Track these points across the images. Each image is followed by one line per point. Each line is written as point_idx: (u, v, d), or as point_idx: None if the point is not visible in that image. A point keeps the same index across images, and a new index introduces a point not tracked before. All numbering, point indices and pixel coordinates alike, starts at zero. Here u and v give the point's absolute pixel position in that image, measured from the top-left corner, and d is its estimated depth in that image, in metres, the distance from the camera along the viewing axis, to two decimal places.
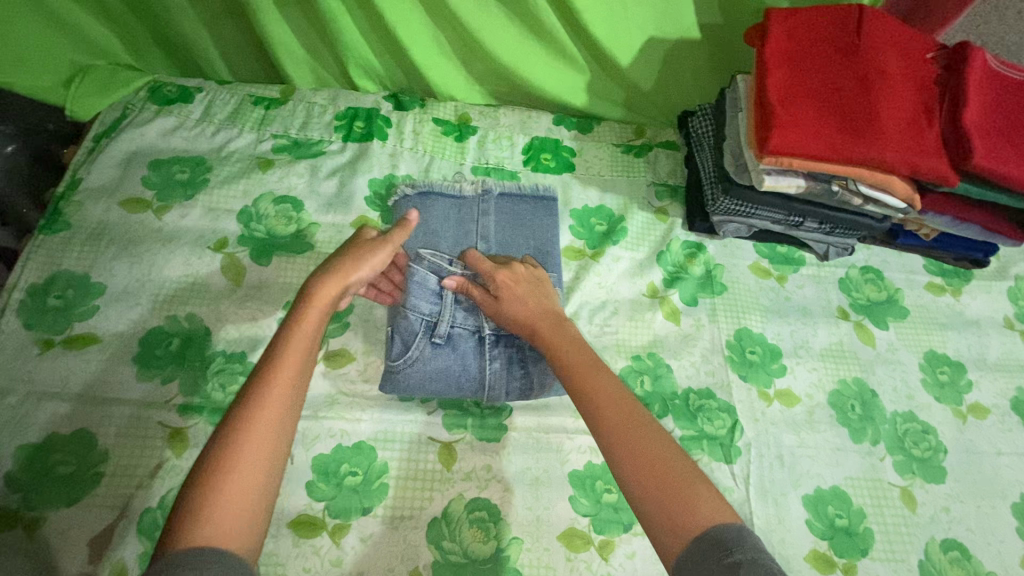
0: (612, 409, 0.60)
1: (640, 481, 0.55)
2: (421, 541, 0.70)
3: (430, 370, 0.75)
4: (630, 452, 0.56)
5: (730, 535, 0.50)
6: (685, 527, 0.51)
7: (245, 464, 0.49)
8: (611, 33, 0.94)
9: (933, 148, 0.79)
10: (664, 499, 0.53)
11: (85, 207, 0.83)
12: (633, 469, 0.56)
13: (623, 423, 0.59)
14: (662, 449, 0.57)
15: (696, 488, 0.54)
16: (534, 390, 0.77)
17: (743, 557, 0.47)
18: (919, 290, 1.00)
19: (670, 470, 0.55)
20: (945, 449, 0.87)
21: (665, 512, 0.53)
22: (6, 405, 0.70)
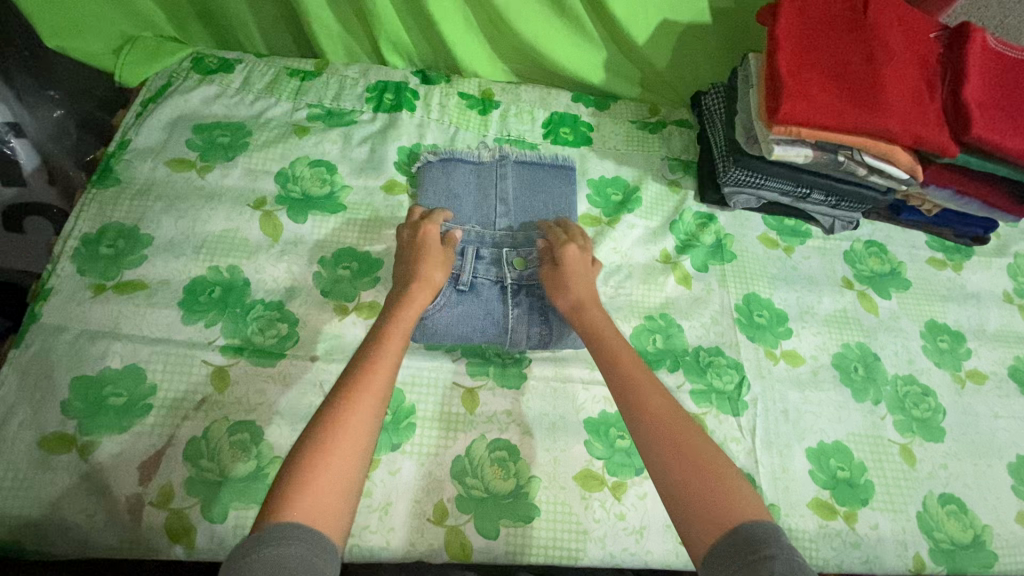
0: (657, 410, 0.62)
1: (677, 473, 0.57)
2: (446, 476, 0.75)
3: (456, 313, 0.80)
4: (668, 444, 0.59)
5: (765, 532, 0.51)
6: (718, 520, 0.53)
7: (345, 450, 0.54)
8: (630, 12, 0.99)
9: (935, 120, 0.83)
10: (701, 494, 0.55)
11: (134, 165, 0.88)
12: (670, 460, 0.58)
13: (663, 420, 0.61)
14: (703, 446, 0.59)
15: (733, 485, 0.56)
16: (554, 337, 0.82)
17: (777, 551, 0.48)
18: (921, 264, 1.04)
19: (711, 469, 0.57)
20: (944, 411, 0.91)
21: (702, 507, 0.54)
22: (62, 340, 0.75)
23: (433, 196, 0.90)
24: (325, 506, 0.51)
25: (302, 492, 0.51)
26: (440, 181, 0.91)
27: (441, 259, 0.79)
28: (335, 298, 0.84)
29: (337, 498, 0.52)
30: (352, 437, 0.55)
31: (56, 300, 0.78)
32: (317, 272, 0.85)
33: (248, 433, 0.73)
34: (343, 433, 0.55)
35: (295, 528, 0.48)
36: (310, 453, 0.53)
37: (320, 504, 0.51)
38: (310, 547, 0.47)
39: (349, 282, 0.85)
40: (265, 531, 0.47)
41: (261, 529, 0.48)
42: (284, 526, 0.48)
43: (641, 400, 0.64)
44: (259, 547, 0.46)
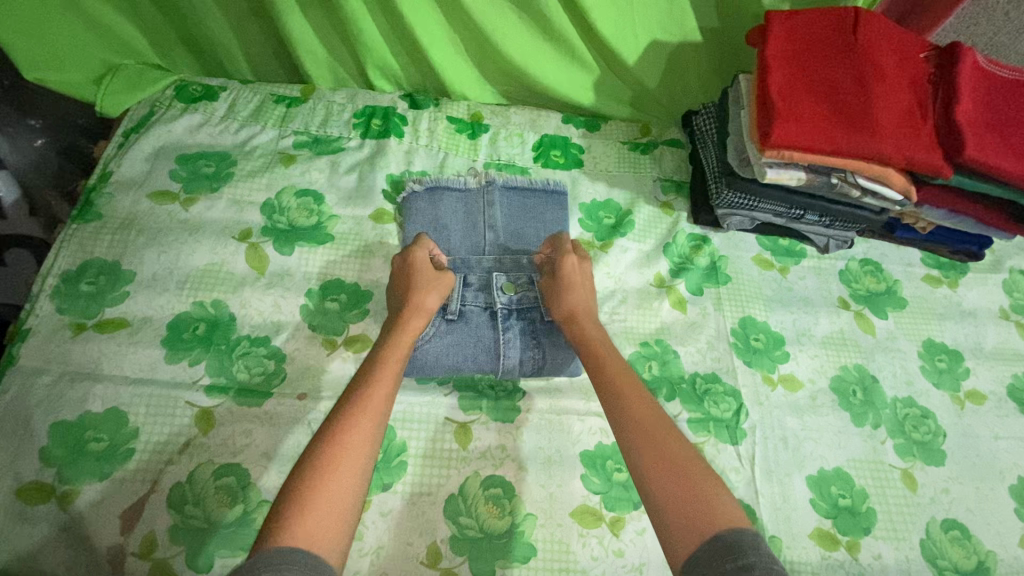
0: (642, 418, 0.63)
1: (662, 483, 0.57)
2: (439, 516, 0.73)
3: (446, 343, 0.79)
4: (653, 454, 0.59)
5: (743, 539, 0.50)
6: (699, 529, 0.53)
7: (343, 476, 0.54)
8: (620, 34, 0.98)
9: (928, 142, 0.82)
10: (685, 505, 0.55)
11: (116, 198, 0.86)
12: (654, 469, 0.58)
13: (648, 429, 0.62)
14: (687, 453, 0.59)
15: (716, 493, 0.56)
16: (547, 361, 0.80)
17: (753, 558, 0.48)
18: (917, 282, 1.03)
19: (690, 476, 0.57)
20: (944, 433, 0.90)
21: (681, 514, 0.54)
22: (41, 383, 0.73)
23: (421, 229, 0.88)
24: (325, 530, 0.50)
25: (302, 515, 0.50)
26: (427, 213, 0.89)
27: (439, 284, 0.78)
28: (324, 331, 0.82)
29: (337, 522, 0.51)
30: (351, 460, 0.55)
31: (34, 341, 0.75)
32: (305, 305, 0.83)
33: (234, 477, 0.71)
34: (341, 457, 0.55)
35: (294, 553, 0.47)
36: (310, 477, 0.53)
37: (319, 528, 0.50)
38: (309, 573, 0.46)
39: (337, 315, 0.83)
40: (264, 554, 0.46)
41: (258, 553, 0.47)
42: (283, 550, 0.47)
43: (626, 412, 0.64)
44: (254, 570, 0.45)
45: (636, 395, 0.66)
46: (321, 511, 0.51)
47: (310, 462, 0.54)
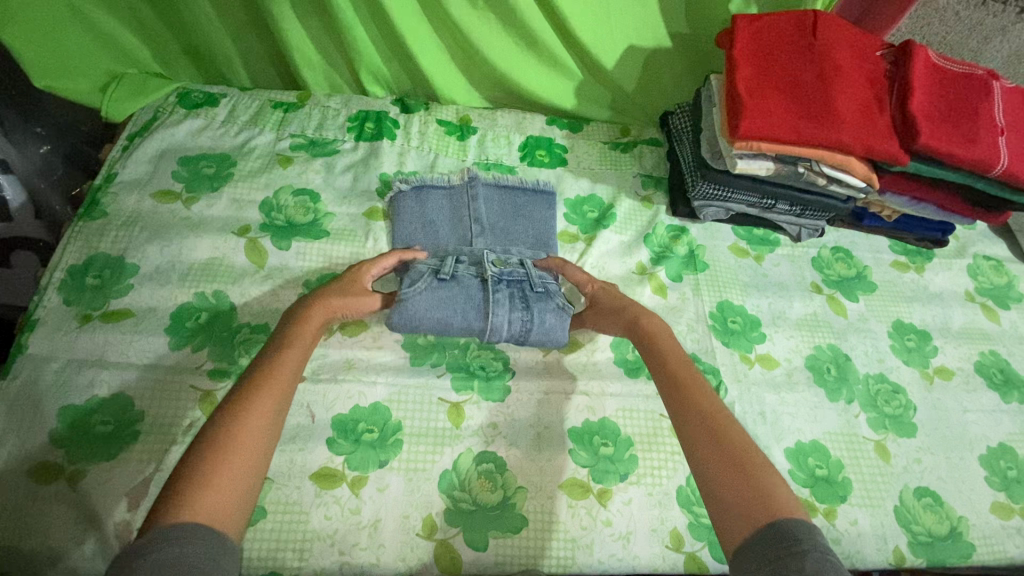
0: (707, 412, 0.67)
1: (722, 475, 0.60)
2: (434, 491, 0.76)
3: (435, 298, 0.82)
4: (714, 444, 0.63)
5: (802, 530, 0.52)
6: (755, 517, 0.55)
7: (237, 459, 0.57)
8: (598, 39, 1.04)
9: (886, 131, 0.88)
10: (739, 492, 0.58)
11: (120, 197, 0.90)
12: (712, 459, 0.62)
13: (711, 422, 0.66)
14: (750, 447, 0.63)
15: (774, 484, 0.58)
16: (534, 325, 0.83)
17: (811, 549, 0.50)
18: (886, 267, 1.09)
19: (749, 469, 0.60)
20: (915, 407, 0.94)
21: (733, 501, 0.58)
22: (49, 370, 0.76)
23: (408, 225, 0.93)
24: (223, 508, 0.53)
25: (196, 494, 0.52)
26: (414, 211, 0.94)
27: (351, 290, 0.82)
28: None
29: (234, 500, 0.54)
30: (248, 447, 0.58)
31: (42, 331, 0.79)
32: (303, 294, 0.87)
33: None
34: (238, 443, 0.58)
35: (190, 528, 0.49)
36: (206, 461, 0.55)
37: (217, 506, 0.53)
38: (205, 543, 0.49)
39: None
40: (162, 531, 0.48)
41: (154, 529, 0.48)
42: (180, 524, 0.49)
43: (693, 405, 0.69)
44: (152, 546, 0.47)
45: (701, 392, 0.70)
46: (215, 490, 0.53)
47: (204, 447, 0.57)
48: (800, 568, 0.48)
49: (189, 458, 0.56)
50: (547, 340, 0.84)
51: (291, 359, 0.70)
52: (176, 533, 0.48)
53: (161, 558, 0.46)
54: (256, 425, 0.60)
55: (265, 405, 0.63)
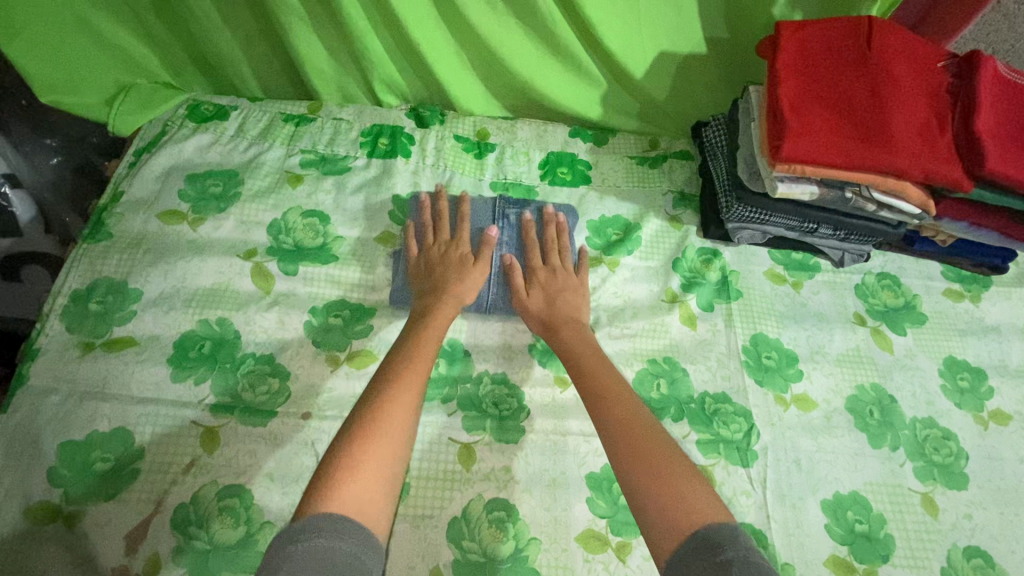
0: (624, 419, 0.64)
1: (642, 478, 0.58)
2: (442, 540, 0.72)
3: None
4: (630, 451, 0.61)
5: (724, 534, 0.51)
6: (677, 526, 0.53)
7: (385, 443, 0.57)
8: (627, 46, 0.97)
9: (946, 154, 0.79)
10: (663, 499, 0.56)
11: (126, 218, 0.87)
12: (634, 467, 0.59)
13: (628, 427, 0.63)
14: (664, 446, 0.61)
15: (690, 487, 0.57)
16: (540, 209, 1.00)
17: (734, 555, 0.48)
18: (938, 296, 0.99)
19: (670, 475, 0.58)
20: (967, 456, 0.86)
21: (652, 509, 0.56)
22: (50, 403, 0.74)
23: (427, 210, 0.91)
24: (371, 498, 0.53)
25: (347, 484, 0.52)
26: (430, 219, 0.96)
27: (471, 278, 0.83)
28: (327, 347, 0.81)
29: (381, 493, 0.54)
30: (394, 438, 0.58)
31: (44, 360, 0.76)
32: (308, 321, 0.83)
33: (238, 498, 0.71)
34: (387, 434, 0.57)
35: (341, 522, 0.49)
36: (358, 449, 0.55)
37: (368, 499, 0.53)
38: (351, 537, 0.49)
39: (341, 332, 0.83)
40: (314, 521, 0.49)
41: (308, 516, 0.49)
42: (328, 514, 0.50)
43: (607, 411, 0.66)
44: (302, 537, 0.47)
45: (619, 395, 0.68)
46: (364, 482, 0.53)
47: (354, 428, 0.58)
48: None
49: (340, 444, 0.56)
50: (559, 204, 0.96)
51: (428, 351, 0.70)
52: (321, 525, 0.48)
53: (311, 547, 0.47)
54: (403, 408, 0.60)
55: (407, 397, 0.62)
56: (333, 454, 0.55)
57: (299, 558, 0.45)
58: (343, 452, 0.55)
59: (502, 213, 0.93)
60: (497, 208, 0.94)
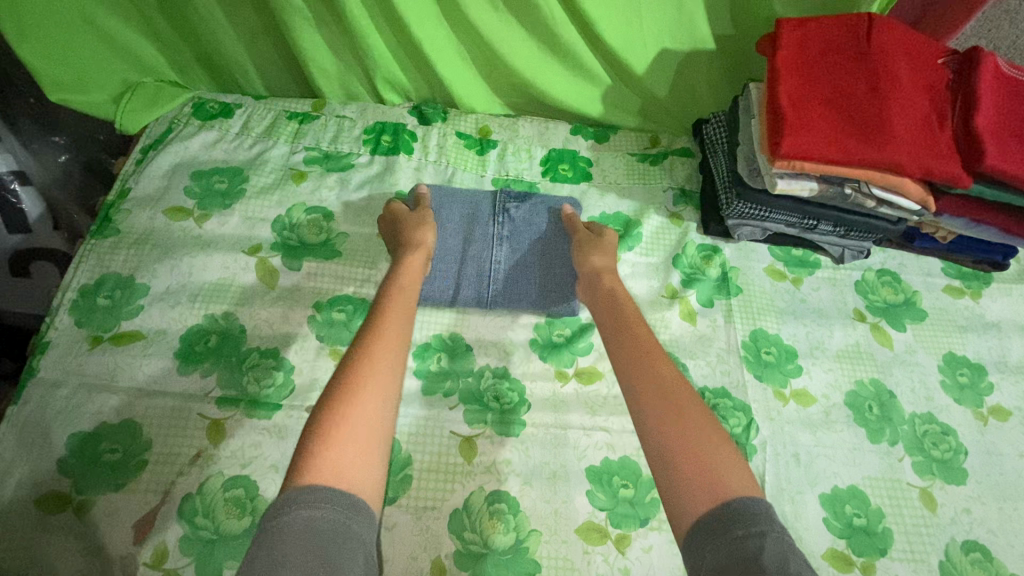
0: (667, 384, 0.64)
1: (674, 446, 0.58)
2: (443, 531, 0.73)
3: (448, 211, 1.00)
4: (668, 417, 0.61)
5: (760, 507, 0.51)
6: (710, 493, 0.53)
7: (361, 410, 0.57)
8: (628, 44, 0.97)
9: (946, 150, 0.80)
10: (689, 468, 0.56)
11: (133, 214, 0.89)
12: (668, 432, 0.60)
13: (665, 392, 0.63)
14: (700, 416, 0.61)
15: (721, 458, 0.57)
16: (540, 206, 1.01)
17: (769, 529, 0.49)
18: (938, 293, 1.00)
19: (704, 447, 0.58)
20: (966, 451, 0.86)
21: (682, 477, 0.56)
22: (59, 396, 0.75)
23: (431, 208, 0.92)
24: (353, 466, 0.53)
25: (322, 452, 0.53)
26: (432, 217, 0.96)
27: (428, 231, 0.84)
28: (331, 342, 0.83)
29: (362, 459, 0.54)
30: (366, 406, 0.58)
31: (53, 354, 0.78)
32: (312, 316, 0.84)
33: (243, 488, 0.72)
34: (358, 403, 0.57)
35: (323, 492, 0.50)
36: (330, 421, 0.56)
37: (347, 467, 0.53)
38: (338, 506, 0.49)
39: (344, 326, 0.84)
40: (292, 494, 0.49)
41: (288, 490, 0.50)
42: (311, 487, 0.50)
43: (647, 373, 0.66)
44: (284, 510, 0.48)
45: (663, 360, 0.67)
46: (343, 452, 0.54)
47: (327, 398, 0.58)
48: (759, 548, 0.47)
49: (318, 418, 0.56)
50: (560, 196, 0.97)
51: (399, 311, 0.69)
52: (304, 498, 0.49)
53: (299, 521, 0.47)
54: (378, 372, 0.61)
55: (381, 360, 0.62)
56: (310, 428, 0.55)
57: (286, 532, 0.46)
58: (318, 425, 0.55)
59: (503, 208, 0.94)
60: (496, 203, 0.94)
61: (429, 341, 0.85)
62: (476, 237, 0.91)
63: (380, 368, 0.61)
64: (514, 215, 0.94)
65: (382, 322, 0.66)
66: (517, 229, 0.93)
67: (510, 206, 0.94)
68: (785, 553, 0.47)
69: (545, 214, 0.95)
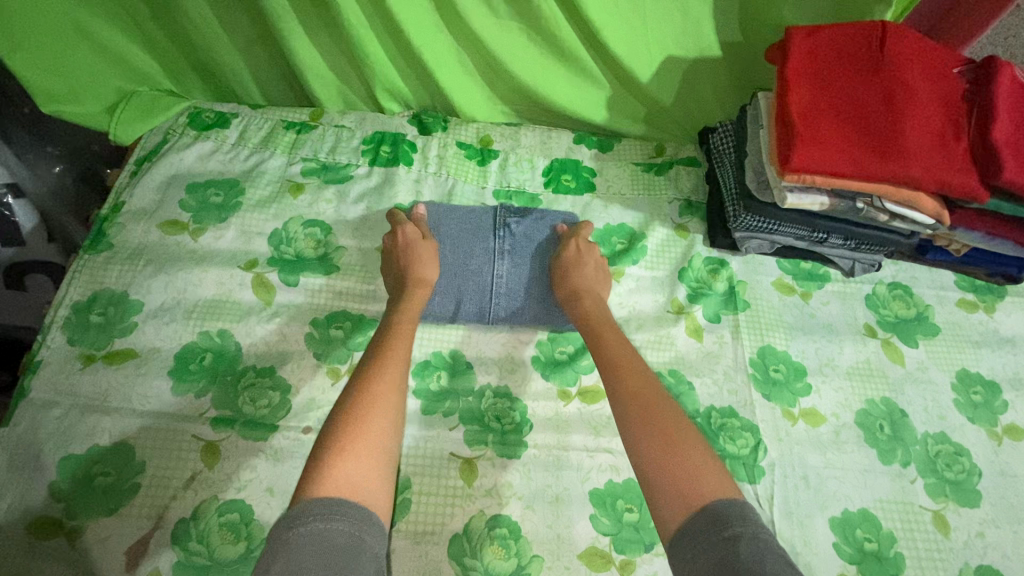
0: (637, 389, 0.65)
1: (653, 451, 0.59)
2: (443, 557, 0.71)
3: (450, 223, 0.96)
4: (645, 424, 0.61)
5: (733, 509, 0.51)
6: (687, 500, 0.53)
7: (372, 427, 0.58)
8: (633, 52, 0.95)
9: (962, 163, 0.77)
10: (667, 472, 0.57)
11: (127, 228, 0.87)
12: (646, 438, 0.60)
13: (641, 399, 0.64)
14: (676, 421, 0.62)
15: (698, 461, 0.57)
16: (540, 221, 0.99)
17: (742, 530, 0.49)
18: (951, 307, 0.97)
19: (682, 453, 0.58)
20: (980, 472, 0.84)
21: (664, 481, 0.56)
22: (51, 417, 0.74)
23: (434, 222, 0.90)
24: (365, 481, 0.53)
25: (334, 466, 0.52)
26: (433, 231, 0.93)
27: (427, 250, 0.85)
28: (328, 360, 0.81)
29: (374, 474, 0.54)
30: (377, 424, 0.58)
31: (45, 373, 0.76)
32: (310, 333, 0.82)
33: (238, 513, 0.70)
34: (368, 420, 0.58)
35: (338, 503, 0.49)
36: (345, 437, 0.56)
37: (363, 480, 0.53)
38: (352, 517, 0.49)
39: (341, 344, 0.82)
40: (308, 505, 0.48)
41: (303, 502, 0.49)
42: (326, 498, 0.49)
43: (622, 382, 0.67)
44: (299, 522, 0.47)
45: (638, 371, 0.69)
46: (356, 468, 0.53)
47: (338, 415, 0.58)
48: (734, 550, 0.47)
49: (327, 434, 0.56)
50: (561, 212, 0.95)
51: (404, 336, 0.71)
52: (319, 510, 0.48)
53: (312, 531, 0.46)
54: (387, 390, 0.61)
55: (389, 379, 0.63)
56: (321, 443, 0.55)
57: (301, 542, 0.45)
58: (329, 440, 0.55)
59: (503, 223, 0.92)
60: (497, 217, 0.92)
61: (428, 358, 0.83)
62: (477, 253, 0.89)
63: (388, 388, 0.62)
64: (514, 230, 0.91)
65: (387, 345, 0.68)
66: (518, 245, 0.91)
67: (511, 221, 0.92)
68: (760, 554, 0.46)
69: (545, 229, 0.93)
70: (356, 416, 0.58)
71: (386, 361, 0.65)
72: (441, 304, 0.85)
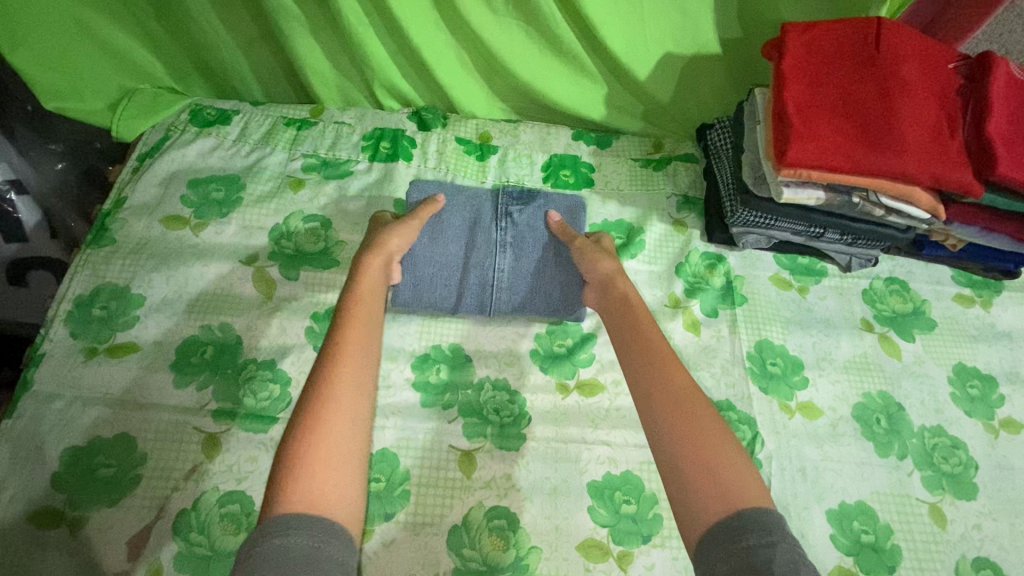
0: (678, 384, 0.65)
1: (683, 450, 0.59)
2: (442, 548, 0.71)
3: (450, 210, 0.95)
4: (678, 422, 0.61)
5: (771, 521, 0.52)
6: (718, 505, 0.55)
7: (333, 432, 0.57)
8: (631, 48, 0.96)
9: (957, 157, 0.78)
10: (699, 475, 0.57)
11: (129, 223, 0.88)
12: (678, 437, 0.60)
13: (676, 396, 0.64)
14: (711, 423, 0.61)
15: (735, 467, 0.57)
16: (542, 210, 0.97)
17: (780, 540, 0.50)
18: (947, 302, 0.98)
19: (721, 457, 0.58)
20: (976, 465, 0.85)
21: (694, 482, 0.57)
22: (54, 409, 0.74)
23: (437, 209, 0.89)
24: (326, 491, 0.53)
25: (292, 483, 0.53)
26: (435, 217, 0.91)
27: (403, 231, 0.81)
28: None
29: (336, 483, 0.55)
30: (336, 427, 0.57)
31: (48, 366, 0.77)
32: (310, 326, 0.83)
33: (239, 504, 0.71)
34: (327, 425, 0.57)
35: (295, 520, 0.50)
36: (302, 447, 0.55)
37: (321, 493, 0.53)
38: (312, 532, 0.50)
39: None
40: (268, 526, 0.49)
41: (262, 523, 0.50)
42: (284, 518, 0.50)
43: (657, 374, 0.66)
44: (260, 541, 0.48)
45: (675, 364, 0.67)
46: (317, 481, 0.54)
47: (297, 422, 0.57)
48: (770, 559, 0.48)
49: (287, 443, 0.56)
50: (567, 198, 0.94)
51: (363, 318, 0.68)
52: (277, 530, 0.49)
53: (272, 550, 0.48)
54: (347, 389, 0.60)
55: (348, 376, 0.61)
56: (282, 454, 0.55)
57: (257, 560, 0.47)
58: (290, 451, 0.55)
59: (504, 212, 0.91)
60: (498, 206, 0.91)
61: (427, 352, 0.84)
62: (478, 243, 0.88)
63: (347, 386, 0.60)
64: (516, 219, 0.90)
65: (345, 333, 0.65)
66: (520, 235, 0.90)
67: (513, 210, 0.91)
68: (795, 566, 0.48)
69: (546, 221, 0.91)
70: (314, 423, 0.57)
71: (339, 360, 0.62)
72: (442, 296, 0.85)
